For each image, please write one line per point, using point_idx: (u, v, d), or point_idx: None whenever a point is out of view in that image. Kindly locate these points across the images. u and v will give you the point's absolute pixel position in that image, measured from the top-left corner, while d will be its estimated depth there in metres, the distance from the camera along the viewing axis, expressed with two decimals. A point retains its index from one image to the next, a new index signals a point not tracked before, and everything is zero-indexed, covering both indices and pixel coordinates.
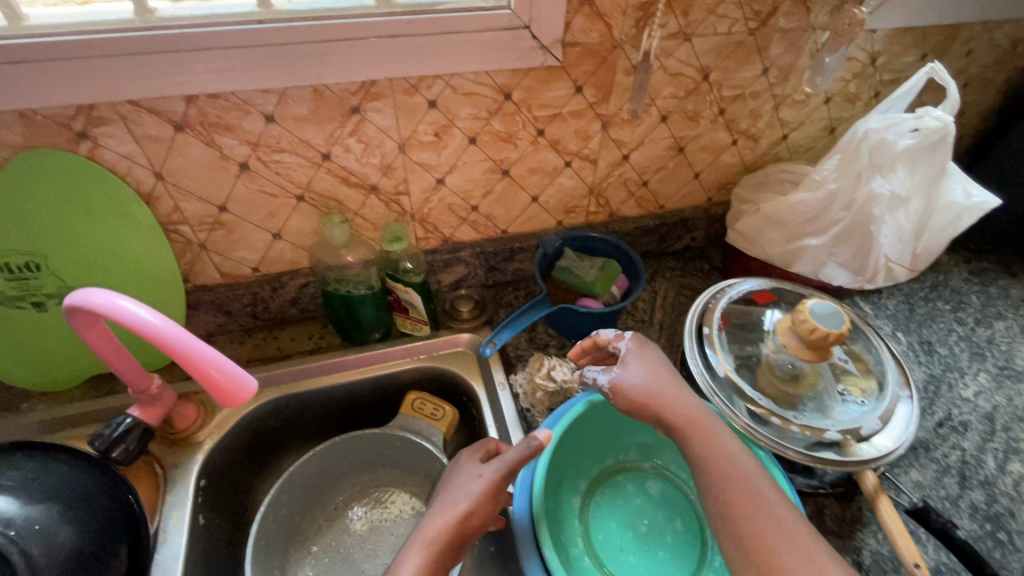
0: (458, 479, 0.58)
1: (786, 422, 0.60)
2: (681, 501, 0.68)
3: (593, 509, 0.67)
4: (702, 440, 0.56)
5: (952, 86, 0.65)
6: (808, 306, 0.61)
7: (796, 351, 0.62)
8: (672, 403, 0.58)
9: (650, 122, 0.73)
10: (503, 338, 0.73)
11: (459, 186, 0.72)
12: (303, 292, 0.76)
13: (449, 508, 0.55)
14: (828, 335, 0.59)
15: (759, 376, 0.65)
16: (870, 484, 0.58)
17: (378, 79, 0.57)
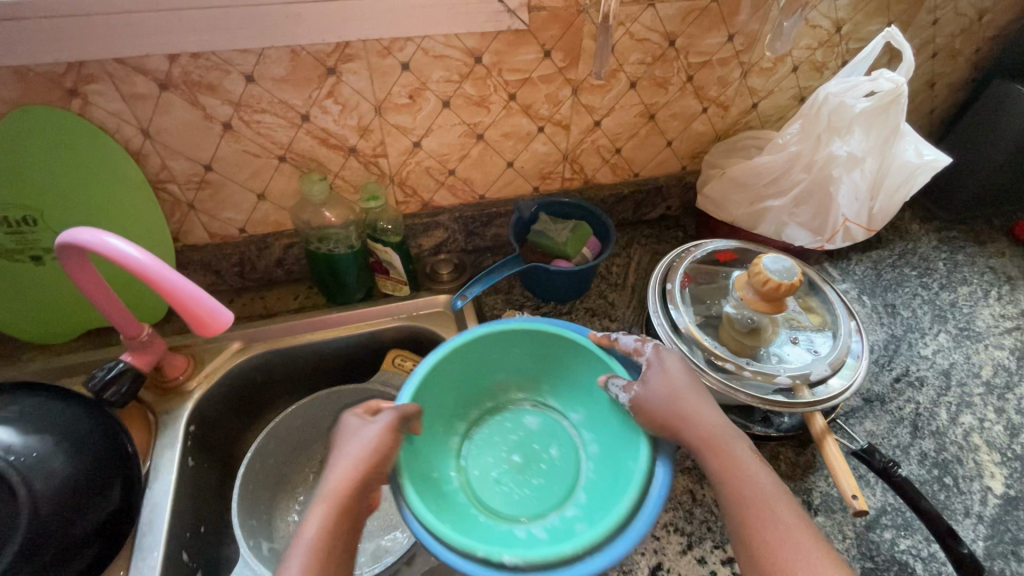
0: (353, 438, 0.55)
1: (740, 369, 0.63)
2: (558, 429, 0.70)
3: (474, 449, 0.69)
4: (719, 457, 0.54)
5: (907, 50, 0.67)
6: (763, 262, 0.64)
7: (753, 304, 0.65)
8: (692, 421, 0.55)
9: (619, 89, 0.75)
10: (475, 291, 0.75)
11: (436, 150, 0.75)
12: (288, 253, 0.80)
13: (349, 465, 0.53)
14: (780, 287, 0.62)
15: (719, 329, 0.68)
16: (818, 426, 0.61)
17: (351, 40, 0.60)
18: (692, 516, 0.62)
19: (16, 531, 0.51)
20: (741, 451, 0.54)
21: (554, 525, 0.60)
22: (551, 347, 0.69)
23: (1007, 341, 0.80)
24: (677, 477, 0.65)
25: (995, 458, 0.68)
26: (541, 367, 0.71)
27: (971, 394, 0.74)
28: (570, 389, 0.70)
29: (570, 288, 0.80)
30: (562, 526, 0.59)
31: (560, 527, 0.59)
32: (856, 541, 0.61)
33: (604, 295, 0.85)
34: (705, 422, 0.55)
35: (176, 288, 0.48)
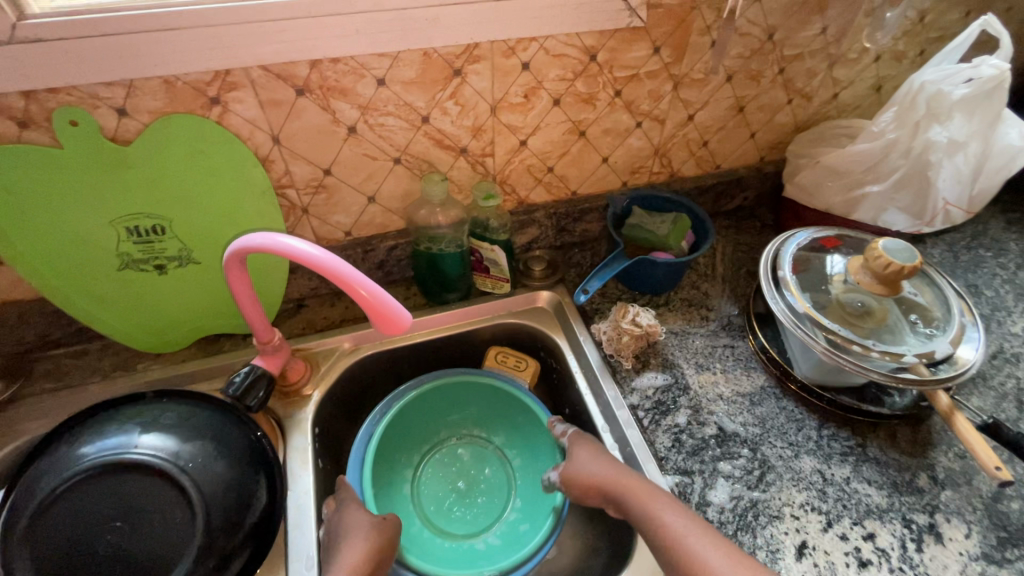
0: (344, 525, 0.59)
1: (865, 348, 0.65)
2: (488, 451, 0.80)
3: (423, 486, 0.77)
4: (638, 501, 0.58)
5: (1005, 37, 0.69)
6: (882, 243, 0.66)
7: (870, 287, 0.67)
8: (608, 473, 0.62)
9: (715, 83, 0.77)
10: (595, 284, 0.77)
11: (539, 148, 0.76)
12: (390, 255, 0.80)
13: (350, 556, 0.56)
14: (900, 269, 0.63)
15: (835, 312, 0.70)
16: (945, 403, 0.63)
17: (481, 41, 0.61)
18: (826, 495, 0.63)
19: (194, 535, 0.53)
20: (658, 493, 0.59)
21: (503, 530, 0.74)
22: (474, 387, 0.79)
23: None
24: (802, 458, 0.66)
25: None
26: (468, 405, 0.80)
27: None
28: (491, 417, 0.81)
29: (668, 279, 0.81)
30: (510, 529, 0.73)
31: (508, 531, 0.73)
32: (986, 512, 0.62)
33: (696, 286, 0.86)
34: (621, 471, 0.61)
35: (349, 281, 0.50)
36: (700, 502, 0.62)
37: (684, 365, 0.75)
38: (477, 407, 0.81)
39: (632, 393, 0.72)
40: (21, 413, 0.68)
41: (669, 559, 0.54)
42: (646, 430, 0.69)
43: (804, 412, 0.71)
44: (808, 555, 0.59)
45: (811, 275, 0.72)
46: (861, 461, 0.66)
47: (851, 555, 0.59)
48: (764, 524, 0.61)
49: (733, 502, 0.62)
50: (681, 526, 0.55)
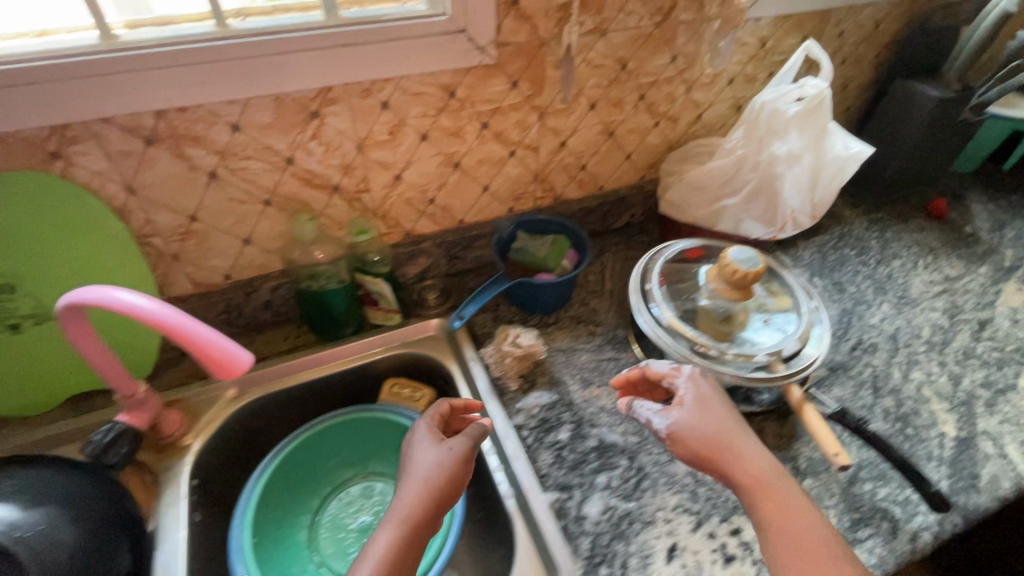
0: (413, 448, 0.62)
1: (720, 352, 0.70)
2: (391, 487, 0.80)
3: (322, 530, 0.75)
4: (769, 505, 0.55)
5: (824, 60, 0.77)
6: (729, 254, 0.71)
7: (725, 293, 0.71)
8: (740, 459, 0.58)
9: (580, 111, 0.82)
10: (470, 310, 0.79)
11: (415, 181, 0.78)
12: (276, 294, 0.80)
13: (411, 483, 0.58)
14: (748, 276, 0.69)
15: (699, 319, 0.74)
16: (796, 396, 0.68)
17: (333, 84, 0.63)
18: (697, 496, 0.66)
19: None
20: (795, 496, 0.56)
21: None
22: (371, 423, 0.79)
23: (938, 303, 0.91)
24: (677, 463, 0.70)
25: (945, 406, 0.77)
26: (366, 442, 0.80)
27: (917, 352, 0.84)
28: (392, 453, 0.81)
29: (556, 298, 0.85)
30: None
31: None
32: (843, 496, 0.67)
33: (585, 302, 0.90)
34: (757, 460, 0.58)
35: (172, 322, 0.49)
36: (577, 516, 0.64)
37: (569, 380, 0.78)
38: (376, 443, 0.81)
39: (518, 413, 0.74)
40: None
41: (789, 558, 0.53)
42: (530, 449, 0.70)
43: None
44: (677, 557, 0.61)
45: (677, 286, 0.77)
46: None
47: (718, 552, 0.62)
48: (637, 531, 0.63)
49: (609, 513, 0.64)
50: (818, 541, 0.53)
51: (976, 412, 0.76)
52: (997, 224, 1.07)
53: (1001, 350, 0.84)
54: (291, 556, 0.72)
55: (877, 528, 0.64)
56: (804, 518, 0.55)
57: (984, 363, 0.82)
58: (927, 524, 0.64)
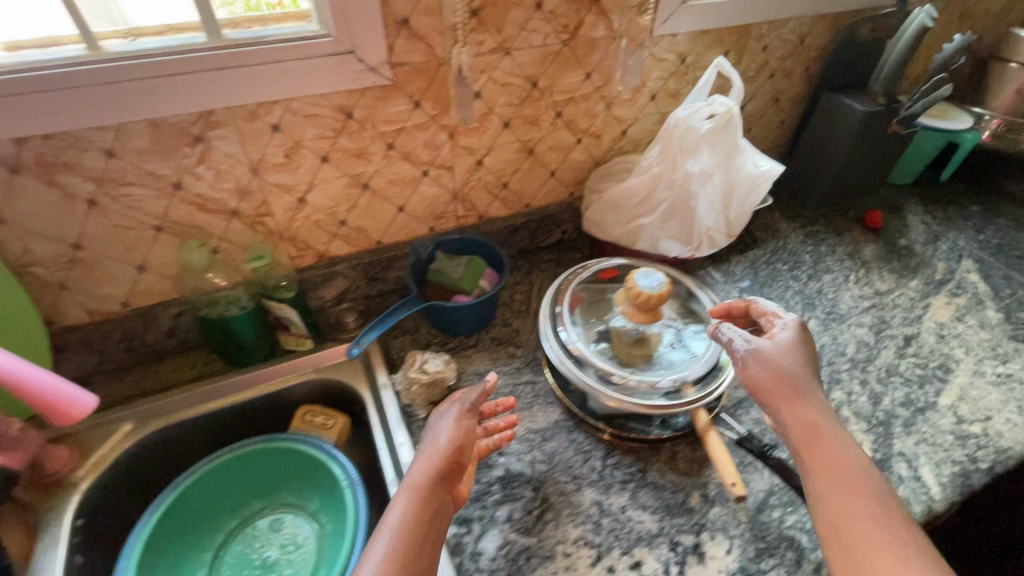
0: (435, 429, 0.65)
1: (623, 378, 0.69)
2: (301, 520, 0.77)
3: (224, 566, 0.73)
4: (822, 446, 0.57)
5: (735, 77, 0.76)
6: (634, 277, 0.69)
7: (631, 316, 0.70)
8: (793, 405, 0.60)
9: (493, 129, 0.80)
10: (370, 337, 0.76)
11: (322, 203, 0.76)
12: (180, 321, 0.78)
13: (425, 456, 0.62)
14: (653, 298, 0.67)
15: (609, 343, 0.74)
16: (702, 422, 0.67)
17: (214, 108, 0.61)
18: (600, 527, 0.65)
19: None
20: (844, 446, 0.56)
21: None
22: (279, 453, 0.77)
23: (865, 319, 0.90)
24: (583, 492, 0.68)
25: (862, 427, 0.75)
26: (276, 473, 0.78)
27: (840, 371, 0.83)
28: (303, 483, 0.79)
29: (475, 320, 0.83)
30: None
31: None
32: (750, 525, 0.65)
33: (508, 323, 0.89)
34: (806, 411, 0.59)
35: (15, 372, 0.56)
36: (473, 552, 0.62)
37: None
38: (287, 474, 0.79)
39: None
40: None
41: (820, 500, 0.54)
42: None
43: (591, 443, 0.73)
44: None
45: (588, 309, 0.77)
46: (639, 488, 0.68)
47: None
48: (534, 567, 0.61)
49: (506, 548, 0.62)
50: (862, 488, 0.53)
51: (894, 432, 0.75)
52: (931, 236, 1.07)
53: (924, 366, 0.83)
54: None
55: (781, 558, 0.62)
56: (852, 461, 0.55)
57: (906, 381, 0.81)
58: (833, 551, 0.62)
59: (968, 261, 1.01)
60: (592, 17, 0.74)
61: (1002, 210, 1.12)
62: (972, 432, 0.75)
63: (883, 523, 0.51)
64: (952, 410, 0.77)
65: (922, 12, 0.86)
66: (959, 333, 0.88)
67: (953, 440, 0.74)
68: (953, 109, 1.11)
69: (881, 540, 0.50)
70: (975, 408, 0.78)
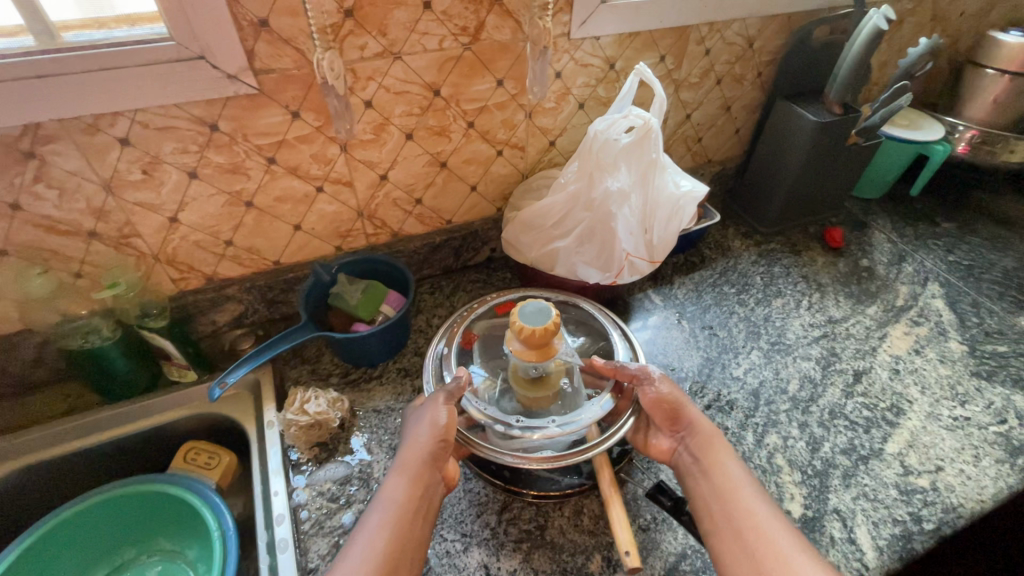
0: (417, 413, 0.61)
1: (509, 427, 0.61)
2: (178, 570, 0.71)
3: None
4: (716, 453, 0.60)
5: (658, 86, 0.68)
6: (519, 308, 0.61)
7: (522, 353, 0.61)
8: (695, 415, 0.63)
9: (394, 142, 0.72)
10: (236, 375, 0.67)
11: (199, 223, 0.69)
12: (45, 351, 0.70)
13: (417, 435, 0.58)
14: (538, 334, 0.59)
15: (505, 383, 0.67)
16: (607, 486, 0.59)
17: (41, 121, 0.54)
18: None
19: None
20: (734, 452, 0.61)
21: None
22: (150, 501, 0.69)
23: (813, 351, 0.82)
24: (470, 552, 0.60)
25: (796, 478, 0.67)
26: (150, 519, 0.71)
27: (778, 412, 0.74)
28: (181, 531, 0.72)
29: (379, 349, 0.76)
30: None
31: None
32: None
33: (419, 352, 0.81)
34: (696, 419, 0.63)
35: None
36: None
37: (374, 448, 0.69)
38: (163, 521, 0.71)
39: (303, 490, 0.64)
40: None
41: (714, 500, 0.57)
42: (302, 538, 0.60)
43: (488, 494, 0.65)
44: None
45: (481, 350, 0.71)
46: (534, 548, 0.60)
47: None
48: None
49: None
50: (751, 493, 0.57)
51: (830, 485, 0.67)
52: (896, 257, 0.98)
53: (873, 408, 0.75)
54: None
55: None
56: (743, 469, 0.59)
57: (851, 425, 0.73)
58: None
59: (934, 285, 0.93)
60: (496, 17, 0.66)
61: (977, 227, 1.03)
62: (918, 486, 0.66)
63: (763, 511, 0.55)
64: (899, 459, 0.69)
65: (877, 13, 0.79)
66: (915, 369, 0.80)
67: (896, 496, 0.66)
68: (926, 118, 1.03)
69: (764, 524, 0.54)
70: (925, 458, 0.69)
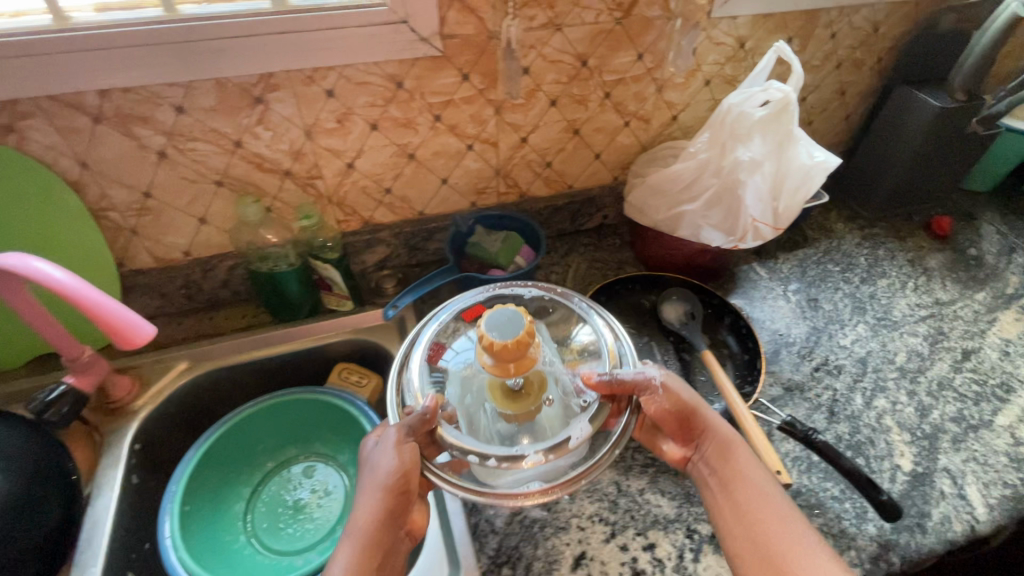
0: (374, 456, 0.55)
1: (485, 459, 0.54)
2: (333, 469, 0.80)
3: (259, 504, 0.77)
4: (734, 462, 0.58)
5: (796, 62, 0.73)
6: (485, 322, 0.54)
7: (491, 369, 0.53)
8: (711, 420, 0.60)
9: (540, 107, 0.80)
10: (405, 301, 0.79)
11: (370, 170, 0.79)
12: (233, 273, 0.83)
13: (371, 494, 0.53)
14: (510, 347, 0.51)
15: (481, 401, 0.59)
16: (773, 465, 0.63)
17: (275, 71, 0.65)
18: (616, 506, 0.65)
19: None
20: (754, 462, 0.58)
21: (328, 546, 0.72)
22: (313, 406, 0.80)
23: (921, 328, 0.85)
24: (603, 471, 0.68)
25: (905, 438, 0.71)
26: (312, 423, 0.82)
27: (886, 379, 0.78)
28: (336, 436, 0.82)
29: None
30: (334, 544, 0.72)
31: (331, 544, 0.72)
32: None
33: None
34: (711, 426, 0.59)
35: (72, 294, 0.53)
36: (489, 515, 0.64)
37: None
38: (321, 425, 0.82)
39: None
40: None
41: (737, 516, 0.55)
42: None
43: None
44: (584, 565, 0.60)
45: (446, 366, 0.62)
46: (659, 473, 0.68)
47: (626, 566, 0.60)
48: (548, 535, 0.62)
49: (519, 516, 0.64)
50: (774, 506, 0.55)
51: (940, 447, 0.70)
52: (1006, 248, 0.99)
53: (982, 383, 0.78)
54: (220, 518, 0.74)
55: None
56: (766, 481, 0.57)
57: (960, 397, 0.76)
58: (878, 533, 0.63)
59: None
60: None
61: None
62: None
63: (798, 525, 0.54)
64: (1009, 431, 0.72)
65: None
66: None
67: (1007, 462, 0.69)
68: None
69: (801, 544, 0.52)
70: None
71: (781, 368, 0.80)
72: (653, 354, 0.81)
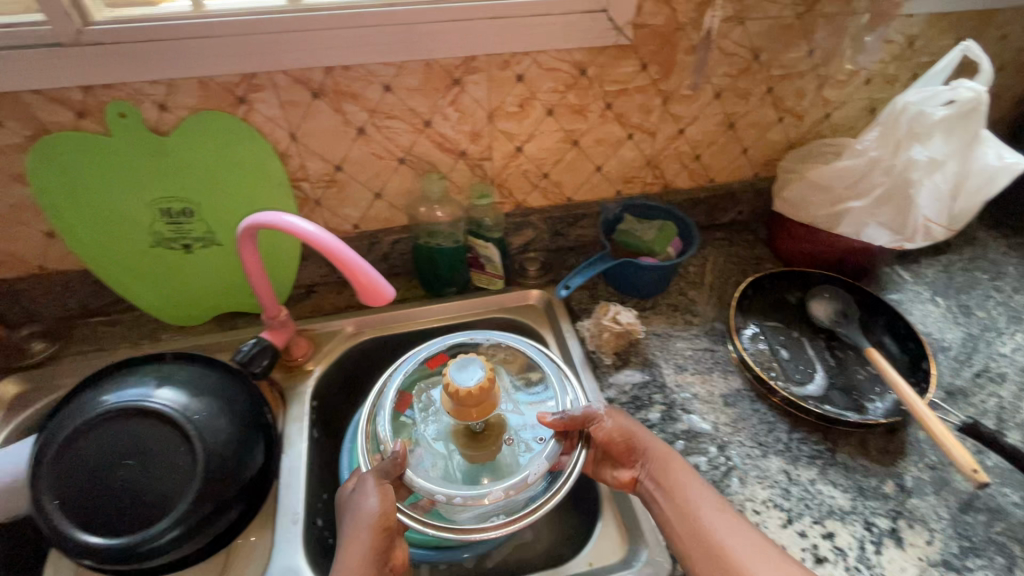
0: (352, 500, 0.57)
1: (449, 498, 0.59)
2: None
3: None
4: (668, 472, 0.60)
5: (985, 61, 0.72)
6: (451, 372, 0.59)
7: (457, 414, 0.60)
8: (646, 437, 0.63)
9: (704, 99, 0.82)
10: (577, 281, 0.82)
11: (535, 154, 0.82)
12: (394, 248, 0.87)
13: (356, 536, 0.53)
14: (474, 394, 0.58)
15: (444, 445, 0.65)
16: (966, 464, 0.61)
17: (478, 55, 0.68)
18: (789, 493, 0.65)
19: (191, 478, 0.59)
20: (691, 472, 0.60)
21: None
22: None
23: None
24: (770, 458, 0.69)
25: None
26: None
27: None
28: None
29: (659, 283, 0.85)
30: None
31: None
32: (952, 522, 0.63)
33: (683, 292, 0.90)
34: (649, 444, 0.62)
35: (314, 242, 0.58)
36: None
37: (663, 364, 0.79)
38: None
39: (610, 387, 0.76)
40: (58, 369, 0.77)
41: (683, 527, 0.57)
42: None
43: (774, 415, 0.73)
44: None
45: (411, 413, 0.67)
46: (828, 465, 0.68)
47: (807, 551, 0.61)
48: None
49: None
50: (715, 512, 0.57)
51: None
52: None
53: None
54: None
55: (989, 560, 0.60)
56: (703, 489, 0.59)
57: None
58: None
59: None
60: None
61: None
62: None
63: (740, 525, 0.56)
64: None
65: None
66: None
67: None
68: None
69: (746, 544, 0.54)
70: None
71: (942, 371, 0.78)
72: (806, 349, 0.81)
